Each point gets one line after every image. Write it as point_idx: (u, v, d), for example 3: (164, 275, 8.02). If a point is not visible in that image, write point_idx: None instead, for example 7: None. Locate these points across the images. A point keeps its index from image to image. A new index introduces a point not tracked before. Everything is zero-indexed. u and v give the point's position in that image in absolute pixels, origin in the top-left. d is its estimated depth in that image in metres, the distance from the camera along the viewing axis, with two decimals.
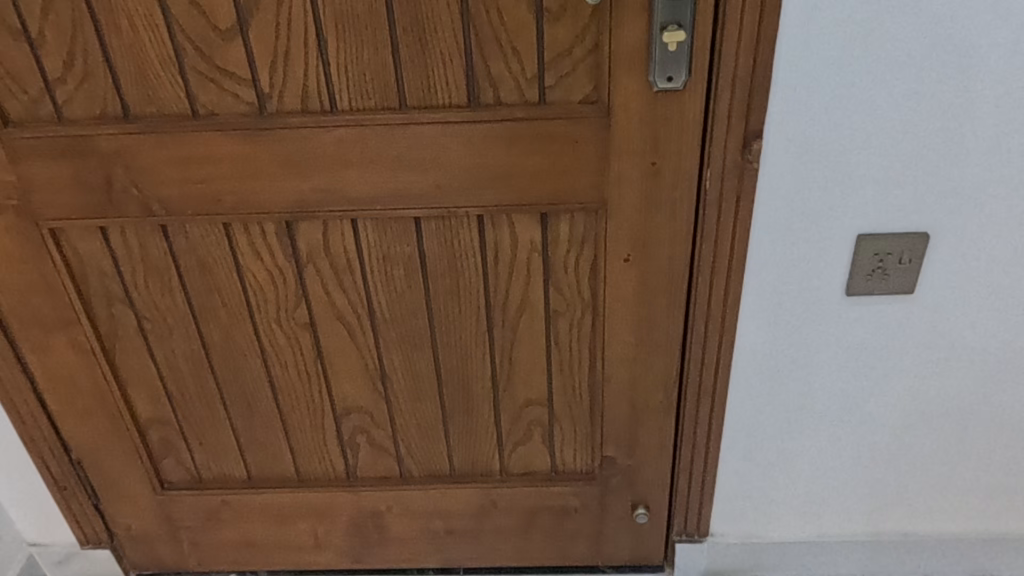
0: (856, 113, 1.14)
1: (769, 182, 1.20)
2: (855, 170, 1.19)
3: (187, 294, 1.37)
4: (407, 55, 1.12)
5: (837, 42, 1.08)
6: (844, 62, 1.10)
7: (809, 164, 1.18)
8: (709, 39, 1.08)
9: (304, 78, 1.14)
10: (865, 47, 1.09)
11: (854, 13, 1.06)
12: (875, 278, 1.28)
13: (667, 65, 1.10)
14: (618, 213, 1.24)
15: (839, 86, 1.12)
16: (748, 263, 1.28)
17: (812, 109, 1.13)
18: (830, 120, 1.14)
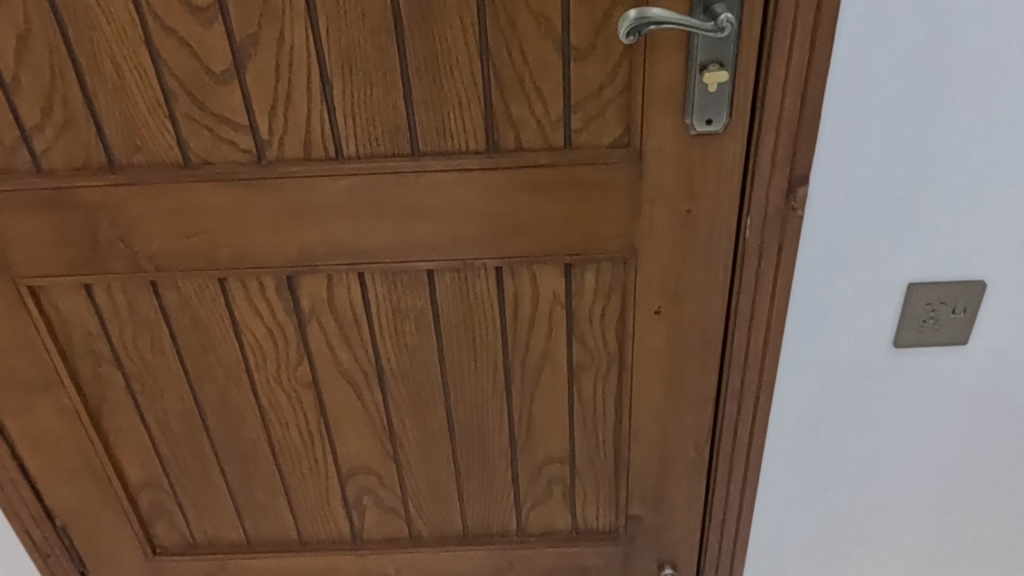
0: (910, 156, 1.04)
1: (814, 229, 1.11)
2: (908, 216, 1.09)
3: (179, 354, 1.26)
4: (419, 97, 1.02)
5: (893, 81, 0.99)
6: (900, 100, 1.00)
7: (858, 210, 1.09)
8: (753, 78, 0.98)
9: (307, 123, 1.04)
10: (922, 86, 0.99)
11: (913, 48, 0.96)
12: (926, 329, 1.19)
13: (707, 106, 1.00)
14: (649, 263, 1.15)
15: (894, 126, 1.02)
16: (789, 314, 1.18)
17: (863, 152, 1.04)
18: (882, 163, 1.05)
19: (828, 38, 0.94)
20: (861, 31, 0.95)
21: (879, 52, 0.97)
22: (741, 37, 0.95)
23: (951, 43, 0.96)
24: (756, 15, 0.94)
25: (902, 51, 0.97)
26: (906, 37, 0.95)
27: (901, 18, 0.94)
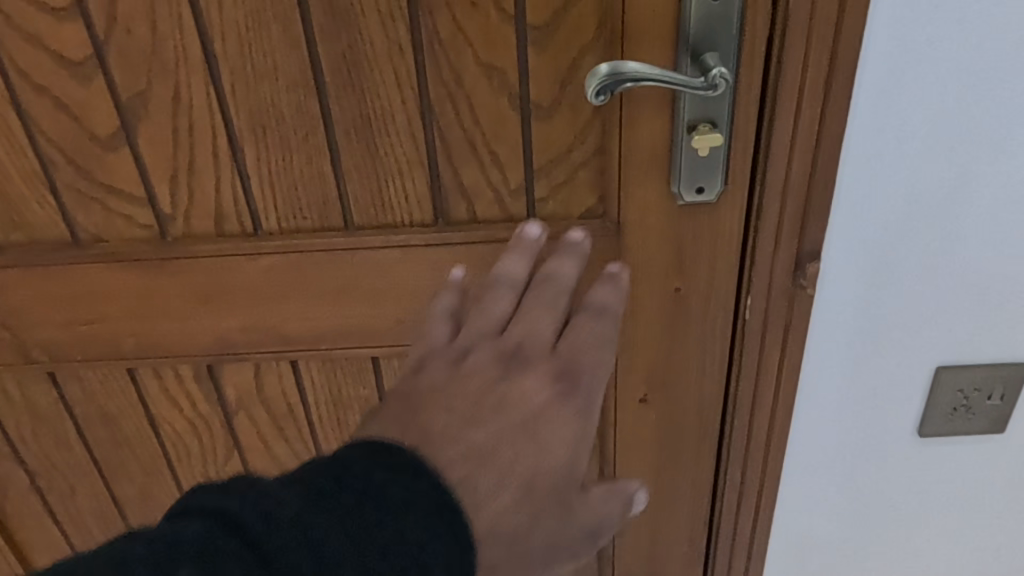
0: (938, 226, 0.88)
1: (826, 307, 0.94)
2: (933, 292, 0.93)
3: (88, 448, 1.08)
4: (349, 164, 0.84)
5: (922, 140, 0.82)
6: (929, 162, 0.83)
7: (876, 285, 0.92)
8: (752, 140, 0.81)
9: (216, 195, 0.87)
10: (957, 144, 0.82)
11: (948, 102, 0.79)
12: (957, 418, 1.02)
13: (697, 173, 0.82)
14: (631, 346, 0.98)
15: (922, 191, 0.85)
16: (797, 402, 1.01)
17: (884, 222, 0.87)
18: (906, 233, 0.88)
19: (844, 94, 0.77)
20: (886, 81, 0.78)
21: (907, 107, 0.79)
22: (737, 93, 0.78)
23: (994, 95, 0.79)
24: (755, 67, 0.77)
25: (935, 106, 0.79)
26: (937, 88, 0.78)
27: (934, 67, 0.77)
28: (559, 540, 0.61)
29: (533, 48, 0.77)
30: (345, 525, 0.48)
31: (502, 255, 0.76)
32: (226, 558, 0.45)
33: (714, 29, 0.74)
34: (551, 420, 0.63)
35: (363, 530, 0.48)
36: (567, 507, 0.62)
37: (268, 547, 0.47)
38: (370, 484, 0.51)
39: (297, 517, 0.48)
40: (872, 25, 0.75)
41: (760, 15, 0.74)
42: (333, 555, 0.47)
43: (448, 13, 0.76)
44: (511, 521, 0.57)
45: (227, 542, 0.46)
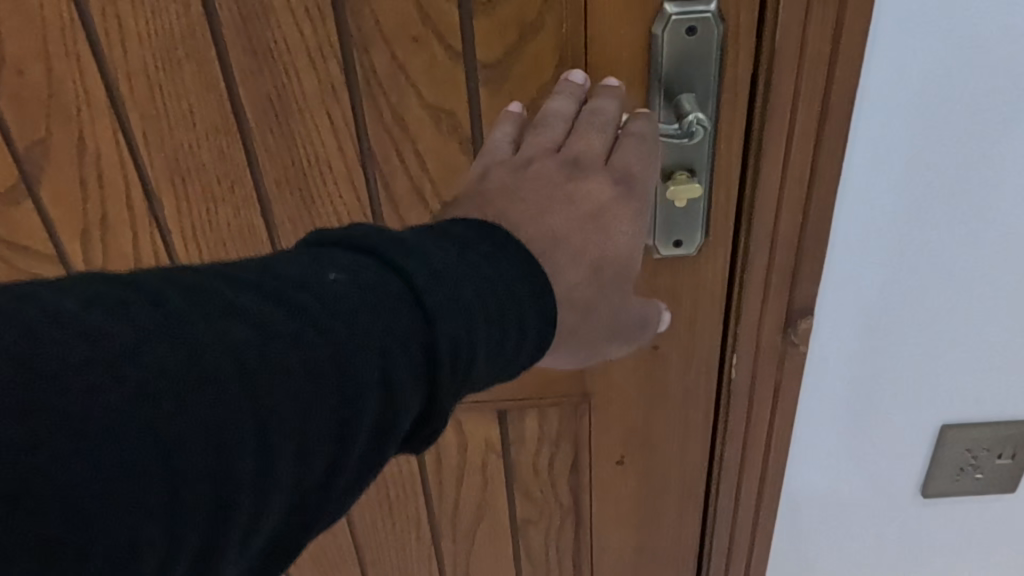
0: (944, 272, 0.79)
1: (821, 359, 0.85)
2: (938, 341, 0.84)
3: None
4: (282, 217, 0.75)
5: (928, 182, 0.72)
6: (933, 210, 0.74)
7: (875, 339, 0.83)
8: (736, 187, 0.72)
9: (135, 250, 0.77)
10: (963, 190, 0.73)
11: (957, 141, 0.70)
12: (964, 478, 0.94)
13: (673, 225, 0.73)
14: (606, 407, 0.88)
15: (925, 241, 0.76)
16: (790, 461, 0.93)
17: (885, 269, 0.78)
18: (909, 280, 0.79)
19: (839, 139, 0.67)
20: (888, 119, 0.68)
21: (911, 146, 0.70)
22: (717, 138, 0.69)
23: (1007, 137, 0.70)
24: (737, 108, 0.67)
25: (942, 144, 0.70)
26: (942, 132, 0.69)
27: (942, 103, 0.68)
28: (611, 338, 0.64)
29: (484, 88, 0.68)
30: (471, 264, 0.49)
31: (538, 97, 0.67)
32: (360, 275, 0.45)
33: (690, 67, 0.65)
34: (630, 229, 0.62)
35: (484, 267, 0.49)
36: (622, 298, 0.63)
37: (403, 268, 0.46)
38: (478, 245, 0.50)
39: (433, 256, 0.48)
40: (871, 60, 0.65)
41: (742, 51, 0.65)
42: (460, 283, 0.47)
43: (386, 49, 0.66)
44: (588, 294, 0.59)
45: (351, 262, 0.46)
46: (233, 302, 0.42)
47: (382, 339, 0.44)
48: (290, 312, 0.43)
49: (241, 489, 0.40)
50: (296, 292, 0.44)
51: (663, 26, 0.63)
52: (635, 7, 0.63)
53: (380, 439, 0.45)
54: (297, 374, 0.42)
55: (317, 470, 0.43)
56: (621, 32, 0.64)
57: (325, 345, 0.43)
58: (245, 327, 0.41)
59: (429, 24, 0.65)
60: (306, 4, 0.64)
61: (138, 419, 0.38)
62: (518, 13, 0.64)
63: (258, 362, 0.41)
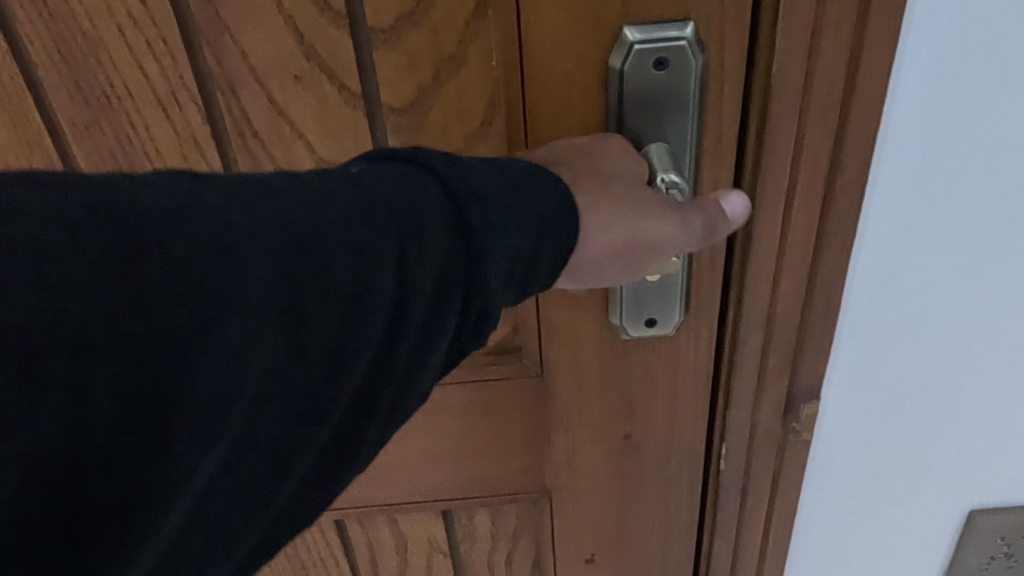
0: (981, 345, 0.64)
1: (828, 443, 0.70)
2: (973, 423, 0.69)
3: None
4: None
5: (964, 240, 0.57)
6: (971, 279, 0.59)
7: (895, 424, 0.69)
8: (722, 254, 0.56)
9: None
10: (1010, 256, 0.58)
11: (1004, 200, 0.55)
12: (995, 564, 0.80)
13: (644, 301, 0.58)
14: (572, 505, 0.73)
15: (960, 314, 0.61)
16: (792, 552, 0.79)
17: (909, 342, 0.63)
18: (936, 354, 0.64)
19: (853, 193, 0.53)
20: (914, 168, 0.53)
21: (946, 199, 0.55)
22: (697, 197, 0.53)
23: None
24: (722, 160, 0.52)
25: (984, 196, 0.55)
26: (986, 188, 0.54)
27: (987, 147, 0.52)
28: (676, 247, 0.47)
29: (395, 139, 0.52)
30: (513, 180, 0.41)
31: (468, 131, 0.52)
32: (396, 182, 0.38)
33: (661, 111, 0.49)
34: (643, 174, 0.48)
35: (526, 185, 0.41)
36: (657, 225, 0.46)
37: (445, 176, 0.39)
38: (515, 163, 0.42)
39: (470, 167, 0.40)
40: (895, 97, 0.50)
41: (728, 89, 0.49)
42: (503, 200, 0.40)
43: (262, 92, 0.50)
44: (600, 213, 0.44)
45: (386, 169, 0.39)
46: (268, 193, 0.35)
47: (429, 247, 0.38)
48: (331, 211, 0.36)
49: (287, 389, 0.35)
50: (333, 192, 0.37)
51: (623, 59, 0.47)
52: (586, 36, 0.47)
53: (431, 352, 0.40)
54: (347, 275, 0.36)
55: (363, 376, 0.38)
56: (568, 65, 0.48)
57: (374, 248, 0.36)
58: (286, 221, 0.35)
59: (315, 58, 0.49)
60: (146, 36, 0.48)
61: (189, 310, 0.32)
62: (432, 43, 0.48)
63: (303, 261, 0.35)
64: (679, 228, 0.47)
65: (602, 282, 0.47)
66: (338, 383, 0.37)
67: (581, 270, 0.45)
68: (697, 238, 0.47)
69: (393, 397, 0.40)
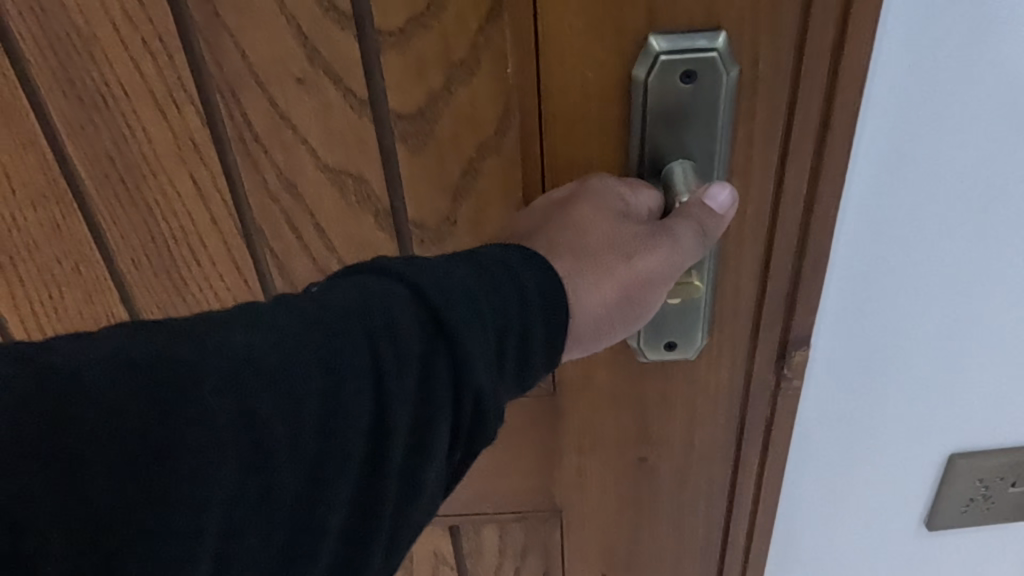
0: (969, 305, 0.60)
1: (813, 416, 0.66)
2: (963, 382, 0.65)
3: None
4: (147, 303, 0.57)
5: (953, 196, 0.53)
6: (965, 231, 0.55)
7: (885, 390, 0.65)
8: (748, 277, 0.53)
9: None
10: (1007, 204, 0.54)
11: (999, 144, 0.51)
12: (975, 508, 0.74)
13: (664, 324, 0.54)
14: (582, 526, 0.70)
15: (955, 271, 0.57)
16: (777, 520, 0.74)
17: (897, 312, 0.59)
18: (926, 321, 0.60)
19: None
20: (905, 115, 0.49)
21: (937, 149, 0.51)
22: None
23: None
24: (752, 180, 0.48)
25: (972, 147, 0.51)
26: (981, 133, 0.50)
27: (976, 95, 0.48)
28: (675, 266, 0.43)
29: (403, 147, 0.49)
30: (486, 268, 0.38)
31: (481, 139, 0.49)
32: (360, 289, 0.36)
33: (687, 123, 0.45)
34: (652, 212, 0.44)
35: (506, 276, 0.38)
36: (666, 282, 0.43)
37: (415, 280, 0.37)
38: (488, 249, 0.39)
39: (443, 267, 0.38)
40: (882, 48, 0.46)
41: (761, 104, 0.45)
42: (477, 292, 0.37)
43: (262, 94, 0.47)
44: (583, 275, 0.42)
45: (353, 282, 0.37)
46: (227, 327, 0.34)
47: (403, 359, 0.36)
48: (294, 336, 0.34)
49: (265, 526, 0.33)
50: (296, 315, 0.35)
51: (648, 69, 0.44)
52: (608, 43, 0.43)
53: (424, 458, 0.37)
54: (305, 393, 0.34)
55: (346, 496, 0.35)
56: (587, 74, 0.44)
57: (342, 369, 0.34)
58: (245, 352, 0.33)
59: (318, 60, 0.46)
60: (142, 33, 0.45)
61: (142, 462, 0.31)
62: (443, 48, 0.45)
63: (266, 393, 0.33)
64: (668, 248, 0.43)
65: (621, 335, 0.44)
66: (320, 509, 0.34)
67: (591, 334, 0.43)
68: (690, 244, 0.43)
69: (393, 523, 0.37)
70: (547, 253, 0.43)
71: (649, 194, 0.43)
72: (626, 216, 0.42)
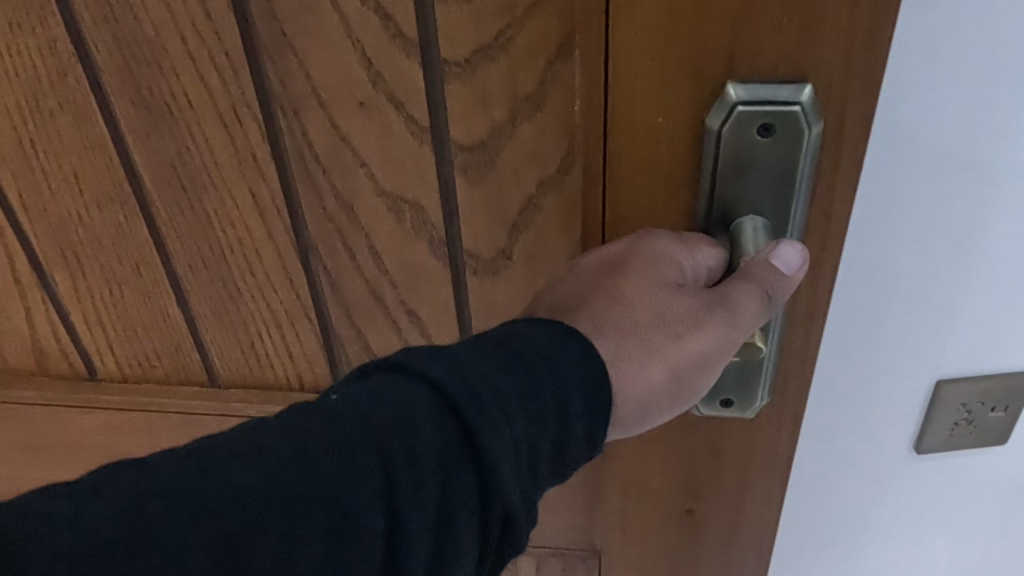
0: (983, 232, 0.52)
1: (833, 402, 0.61)
2: (996, 343, 0.59)
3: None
4: (202, 307, 0.57)
5: (982, 137, 0.47)
6: (1003, 172, 0.49)
7: (911, 365, 0.59)
8: (817, 338, 0.50)
9: (32, 326, 0.62)
10: None
11: None
12: (960, 434, 0.64)
13: (720, 382, 0.52)
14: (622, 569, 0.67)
15: (992, 222, 0.52)
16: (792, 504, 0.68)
17: (925, 276, 0.54)
18: (959, 281, 0.55)
19: None
20: (921, 52, 0.44)
21: (963, 88, 0.45)
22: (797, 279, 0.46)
23: None
24: (829, 241, 0.45)
25: (997, 72, 0.45)
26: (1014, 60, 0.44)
27: (999, 23, 0.43)
28: (732, 342, 0.41)
29: (462, 178, 0.47)
30: (509, 361, 0.37)
31: (543, 176, 0.47)
32: (375, 390, 0.36)
33: (760, 177, 0.42)
34: (712, 275, 0.41)
35: (537, 375, 0.37)
36: (724, 357, 0.41)
37: (431, 375, 0.36)
38: (514, 340, 0.38)
39: (468, 365, 0.37)
40: None
41: (846, 164, 0.42)
42: (500, 382, 0.37)
43: (324, 115, 0.46)
44: (626, 358, 0.40)
45: (370, 384, 0.36)
46: (245, 450, 0.33)
47: (423, 462, 0.35)
48: (311, 455, 0.34)
49: None
50: (313, 429, 0.34)
51: (722, 119, 0.41)
52: (683, 91, 0.41)
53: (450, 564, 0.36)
54: (321, 509, 0.33)
55: None
56: (658, 120, 0.42)
57: (358, 475, 0.34)
58: (263, 480, 0.33)
59: (381, 86, 0.45)
60: (210, 48, 0.45)
61: None
62: (510, 81, 0.44)
63: (286, 523, 0.32)
64: (727, 325, 0.40)
65: (670, 417, 0.42)
66: None
67: (636, 417, 0.41)
68: (750, 319, 0.40)
69: None
70: (591, 335, 0.41)
71: (708, 251, 0.40)
72: (680, 287, 0.40)
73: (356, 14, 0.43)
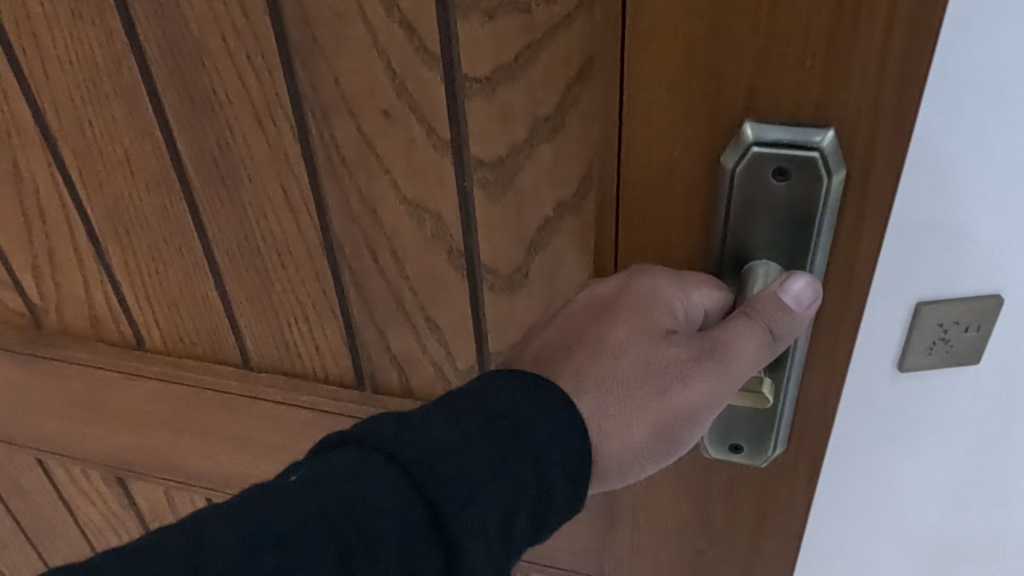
0: None
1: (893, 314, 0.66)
2: None
3: (21, 529, 0.93)
4: (236, 292, 0.59)
5: None
6: None
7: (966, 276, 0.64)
8: (837, 391, 0.47)
9: (89, 294, 0.65)
10: None
11: None
12: (943, 355, 0.68)
13: (731, 426, 0.50)
14: None
15: None
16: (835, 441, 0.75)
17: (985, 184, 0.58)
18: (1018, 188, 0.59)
19: None
20: None
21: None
22: (816, 328, 0.44)
23: None
24: (851, 291, 0.42)
25: None
26: None
27: None
28: (724, 393, 0.40)
29: (481, 193, 0.47)
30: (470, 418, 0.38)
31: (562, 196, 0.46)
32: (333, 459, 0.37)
33: (777, 217, 0.40)
34: (706, 319, 0.40)
35: (500, 435, 0.38)
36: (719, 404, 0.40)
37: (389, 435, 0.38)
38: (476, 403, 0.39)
39: (425, 425, 0.38)
40: None
41: (870, 213, 0.39)
42: (460, 435, 0.38)
43: (351, 119, 0.47)
44: (609, 415, 0.40)
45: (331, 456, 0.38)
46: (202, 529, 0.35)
47: (380, 510, 0.36)
48: (276, 534, 0.35)
49: None
50: (271, 504, 0.36)
51: (738, 157, 0.39)
52: (699, 125, 0.39)
53: None
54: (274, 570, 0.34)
55: None
56: (673, 154, 0.40)
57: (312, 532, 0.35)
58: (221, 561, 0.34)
59: (406, 96, 0.45)
60: (248, 49, 0.46)
61: None
62: (530, 100, 0.43)
63: None
64: (718, 373, 0.39)
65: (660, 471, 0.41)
66: None
67: (620, 473, 0.40)
68: (742, 363, 0.39)
69: None
70: (574, 388, 0.40)
71: (704, 295, 0.40)
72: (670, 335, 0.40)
73: (384, 27, 0.43)
